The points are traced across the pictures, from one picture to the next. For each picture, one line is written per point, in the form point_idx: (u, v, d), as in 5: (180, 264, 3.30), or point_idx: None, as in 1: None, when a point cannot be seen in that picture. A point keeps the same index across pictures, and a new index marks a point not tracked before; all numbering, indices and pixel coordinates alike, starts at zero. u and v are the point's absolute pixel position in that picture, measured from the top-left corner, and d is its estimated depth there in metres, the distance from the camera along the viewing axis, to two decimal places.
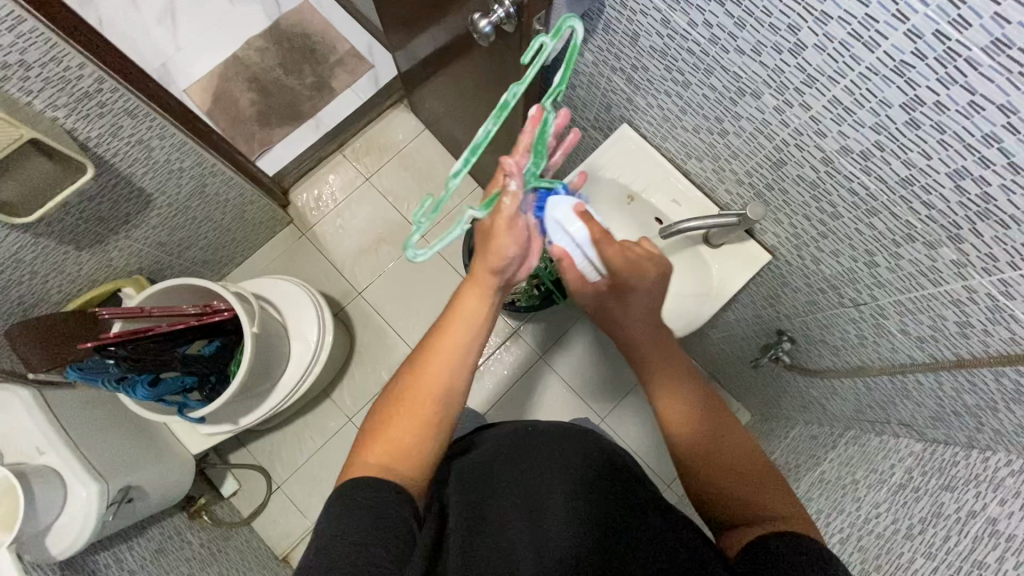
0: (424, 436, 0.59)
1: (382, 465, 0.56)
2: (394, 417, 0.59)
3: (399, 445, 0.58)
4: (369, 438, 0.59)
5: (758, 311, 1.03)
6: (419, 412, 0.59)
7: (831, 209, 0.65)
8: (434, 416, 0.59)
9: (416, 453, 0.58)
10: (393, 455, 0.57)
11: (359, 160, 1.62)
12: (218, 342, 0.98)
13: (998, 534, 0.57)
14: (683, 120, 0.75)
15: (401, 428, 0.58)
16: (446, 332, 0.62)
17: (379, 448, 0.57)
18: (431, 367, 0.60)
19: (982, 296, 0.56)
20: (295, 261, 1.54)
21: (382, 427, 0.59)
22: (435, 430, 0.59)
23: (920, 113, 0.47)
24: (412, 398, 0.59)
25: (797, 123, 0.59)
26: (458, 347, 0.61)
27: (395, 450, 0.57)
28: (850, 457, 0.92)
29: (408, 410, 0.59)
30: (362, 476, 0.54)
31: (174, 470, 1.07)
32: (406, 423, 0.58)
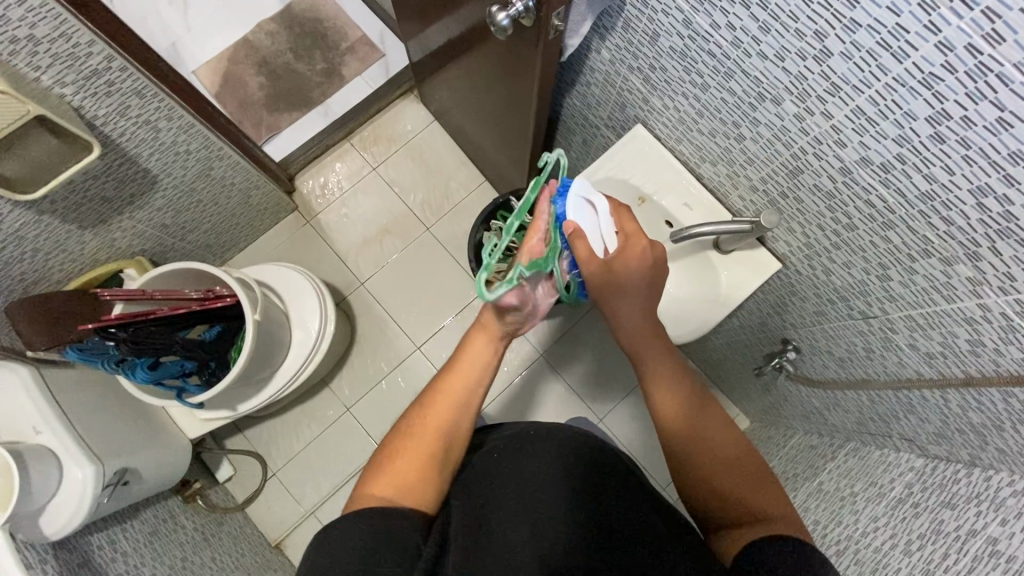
0: (432, 466, 0.59)
1: (389, 495, 0.56)
2: (401, 450, 0.60)
3: (407, 476, 0.58)
4: (375, 476, 0.59)
5: (764, 319, 1.02)
6: (427, 443, 0.60)
7: (846, 220, 0.64)
8: (441, 445, 0.61)
9: (422, 489, 0.58)
10: (399, 485, 0.57)
11: (367, 149, 1.61)
12: (219, 328, 0.97)
13: (998, 554, 0.57)
14: (699, 123, 0.74)
15: (409, 460, 0.59)
16: (452, 378, 0.65)
17: (387, 481, 0.58)
18: (438, 409, 0.63)
19: (996, 314, 0.56)
20: (298, 248, 1.54)
21: (389, 461, 0.60)
22: (442, 461, 0.60)
23: (946, 127, 0.46)
24: (421, 437, 0.61)
25: (817, 132, 0.58)
26: (464, 390, 0.64)
27: (403, 480, 0.58)
28: (849, 469, 0.92)
29: (417, 447, 0.60)
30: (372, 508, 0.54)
31: (173, 455, 1.07)
32: (414, 459, 0.59)
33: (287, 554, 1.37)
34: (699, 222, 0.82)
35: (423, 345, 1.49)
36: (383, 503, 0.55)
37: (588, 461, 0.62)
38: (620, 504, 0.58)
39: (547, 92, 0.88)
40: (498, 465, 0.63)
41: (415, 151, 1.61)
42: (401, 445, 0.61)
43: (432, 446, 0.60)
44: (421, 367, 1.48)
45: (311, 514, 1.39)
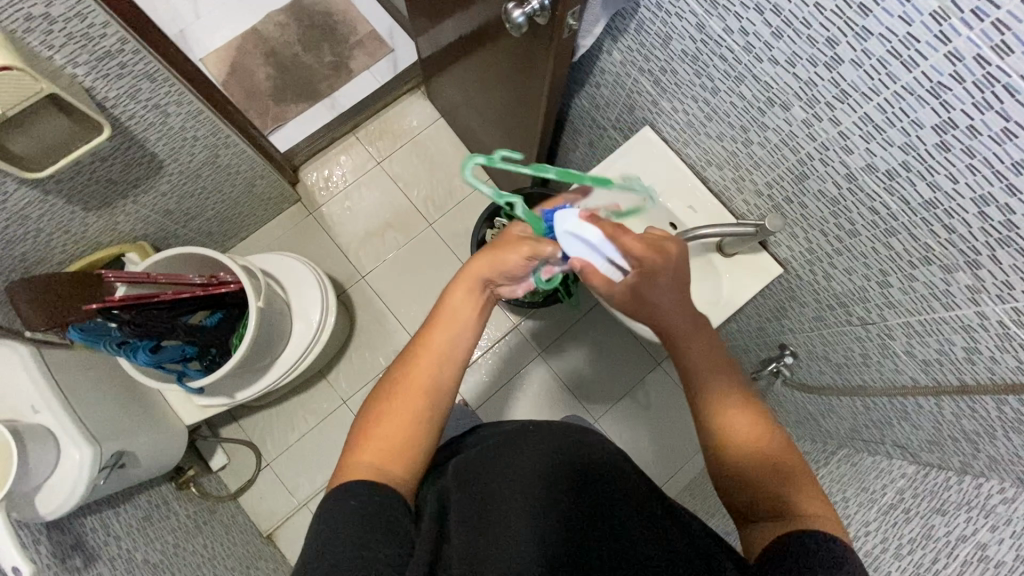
0: (416, 432, 0.60)
1: (375, 462, 0.57)
2: (386, 416, 0.60)
3: (391, 441, 0.58)
4: (359, 440, 0.59)
5: (763, 323, 1.03)
6: (412, 407, 0.60)
7: (849, 226, 0.65)
8: (424, 409, 0.61)
9: (407, 451, 0.59)
10: (386, 451, 0.58)
11: (372, 143, 1.61)
12: (220, 315, 0.97)
13: (989, 561, 0.57)
14: (707, 127, 0.75)
15: (394, 425, 0.59)
16: (432, 338, 0.64)
17: (372, 446, 0.58)
18: (419, 370, 0.62)
19: (993, 322, 0.57)
20: (300, 239, 1.54)
21: (374, 425, 0.60)
22: (424, 430, 0.60)
23: (952, 136, 0.48)
24: (404, 397, 0.61)
25: (824, 138, 0.59)
26: (444, 348, 0.64)
27: (388, 444, 0.58)
28: (841, 474, 0.94)
29: (401, 407, 0.60)
30: (358, 478, 0.54)
31: (169, 441, 1.06)
32: (398, 418, 0.60)
33: (278, 544, 1.37)
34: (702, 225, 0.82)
35: None
36: (368, 474, 0.55)
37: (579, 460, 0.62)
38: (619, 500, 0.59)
39: (556, 92, 0.89)
40: (485, 460, 0.63)
41: (420, 147, 1.62)
42: (384, 409, 0.61)
43: (416, 409, 0.60)
44: None
45: (305, 505, 1.39)
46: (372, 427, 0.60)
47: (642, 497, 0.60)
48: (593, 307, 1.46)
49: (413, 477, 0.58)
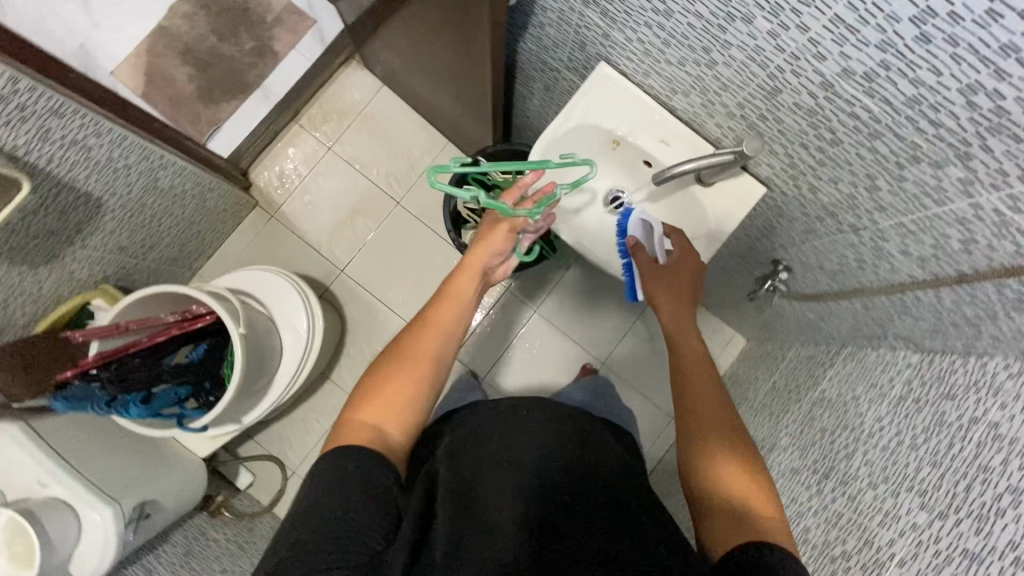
0: (412, 404, 0.68)
1: (378, 418, 0.65)
2: (394, 373, 0.69)
3: (394, 400, 0.67)
4: (367, 395, 0.68)
5: (755, 241, 1.01)
6: (410, 378, 0.69)
7: (830, 135, 0.62)
8: (419, 384, 0.69)
9: (405, 413, 0.67)
10: (388, 409, 0.67)
11: (317, 128, 1.52)
12: (205, 347, 0.94)
13: (1001, 437, 0.66)
14: (665, 54, 0.70)
15: (400, 385, 0.68)
16: (439, 312, 0.74)
17: (374, 411, 0.66)
18: (426, 339, 0.72)
19: (988, 212, 0.55)
20: (268, 246, 1.48)
21: (382, 383, 0.69)
22: (425, 388, 0.70)
23: (932, 26, 0.43)
24: (413, 360, 0.70)
25: (793, 48, 0.55)
26: (447, 323, 0.74)
27: (390, 412, 0.66)
28: (851, 373, 1.00)
29: (410, 369, 0.70)
30: (362, 430, 0.63)
31: (186, 485, 1.05)
32: (405, 379, 0.69)
33: None
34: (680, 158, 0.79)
35: None
36: (373, 439, 0.63)
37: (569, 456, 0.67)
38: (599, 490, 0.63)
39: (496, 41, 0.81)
40: (486, 460, 0.65)
41: (370, 123, 1.52)
42: (385, 380, 0.69)
43: (422, 372, 0.70)
44: None
45: None
46: (374, 393, 0.68)
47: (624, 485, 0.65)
48: (581, 254, 1.43)
49: (408, 434, 0.67)
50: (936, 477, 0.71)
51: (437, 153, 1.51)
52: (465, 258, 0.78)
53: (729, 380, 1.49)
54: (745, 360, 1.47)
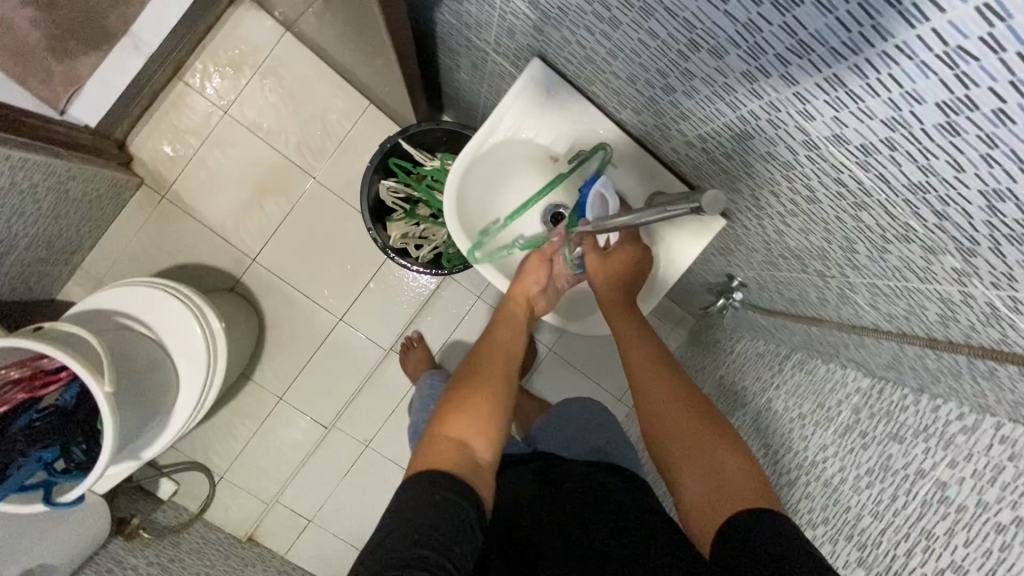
0: (498, 424, 0.64)
1: (463, 435, 0.60)
2: (469, 393, 0.66)
3: (477, 416, 0.63)
4: (446, 415, 0.63)
5: (709, 251, 0.92)
6: (491, 396, 0.66)
7: (807, 192, 0.50)
8: (498, 403, 0.66)
9: (490, 430, 0.63)
10: (472, 425, 0.62)
11: (207, 86, 1.25)
12: (77, 389, 0.79)
13: (947, 502, 0.62)
14: (613, 66, 0.55)
15: (478, 403, 0.65)
16: (495, 343, 0.74)
17: (463, 427, 0.61)
18: (491, 363, 0.71)
19: (980, 302, 0.46)
20: (164, 234, 1.27)
21: (460, 402, 0.64)
22: (501, 405, 0.66)
23: (965, 118, 0.31)
24: (485, 379, 0.68)
25: (773, 97, 0.41)
26: (504, 351, 0.74)
27: (476, 429, 0.62)
28: (797, 385, 0.96)
29: (484, 386, 0.67)
30: (449, 447, 0.58)
31: (77, 535, 0.96)
32: (482, 396, 0.66)
33: (264, 543, 1.35)
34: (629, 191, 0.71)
35: (345, 315, 1.34)
36: (462, 456, 0.58)
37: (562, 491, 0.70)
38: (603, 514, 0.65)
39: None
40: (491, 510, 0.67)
41: (274, 79, 1.26)
42: (468, 400, 0.65)
43: (496, 390, 0.67)
44: (349, 339, 1.35)
45: (277, 502, 1.35)
46: (456, 411, 0.63)
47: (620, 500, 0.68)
48: None
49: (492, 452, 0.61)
50: (877, 531, 0.69)
51: (358, 119, 1.30)
52: (512, 286, 0.79)
53: (676, 362, 1.48)
54: (693, 343, 1.45)
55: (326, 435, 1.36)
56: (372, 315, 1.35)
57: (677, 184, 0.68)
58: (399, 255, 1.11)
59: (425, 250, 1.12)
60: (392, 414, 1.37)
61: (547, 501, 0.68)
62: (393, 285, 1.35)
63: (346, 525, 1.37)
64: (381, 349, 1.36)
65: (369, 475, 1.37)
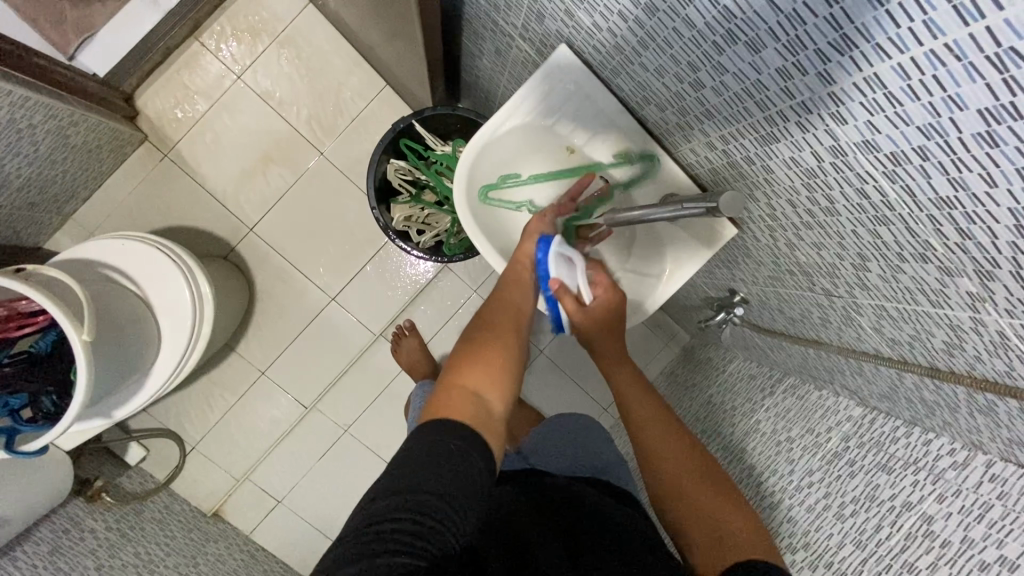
0: (512, 378, 0.59)
1: (473, 387, 0.55)
2: (480, 349, 0.60)
3: (489, 369, 0.58)
4: (455, 367, 0.58)
5: (714, 264, 0.91)
6: (505, 353, 0.61)
7: (826, 203, 0.49)
8: (512, 359, 0.61)
9: (502, 382, 0.58)
10: (484, 377, 0.57)
11: (222, 48, 1.23)
12: (53, 336, 0.76)
13: (933, 535, 0.61)
14: (642, 56, 0.54)
15: (489, 357, 0.59)
16: (506, 297, 0.69)
17: (476, 379, 0.56)
18: (501, 319, 0.66)
19: (990, 330, 0.45)
20: (163, 193, 1.24)
21: (470, 357, 0.59)
22: (513, 358, 0.61)
23: (1006, 128, 0.30)
24: (495, 334, 0.63)
25: (806, 97, 0.41)
26: (516, 305, 0.68)
27: (491, 381, 0.57)
28: (788, 409, 0.95)
29: (495, 342, 0.62)
30: (459, 402, 0.53)
31: (33, 489, 0.92)
32: (494, 352, 0.60)
33: (229, 519, 1.31)
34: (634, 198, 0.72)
35: (338, 295, 1.32)
36: (474, 408, 0.53)
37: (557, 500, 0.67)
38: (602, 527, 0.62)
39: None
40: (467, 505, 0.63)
41: (291, 49, 1.25)
42: (478, 353, 0.60)
43: (507, 345, 0.62)
44: (340, 319, 1.32)
45: (247, 478, 1.32)
46: (472, 364, 0.58)
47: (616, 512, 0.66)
48: None
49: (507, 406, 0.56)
50: (857, 560, 0.68)
51: (372, 99, 1.28)
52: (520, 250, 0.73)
53: (666, 378, 1.47)
54: (685, 359, 1.44)
55: (305, 416, 1.33)
56: (365, 298, 1.33)
57: (692, 188, 0.66)
58: (400, 238, 1.09)
59: (426, 236, 1.10)
60: (375, 400, 1.34)
61: (543, 505, 0.66)
62: (390, 270, 1.33)
63: (316, 510, 1.34)
64: (370, 334, 1.33)
65: (345, 460, 1.34)
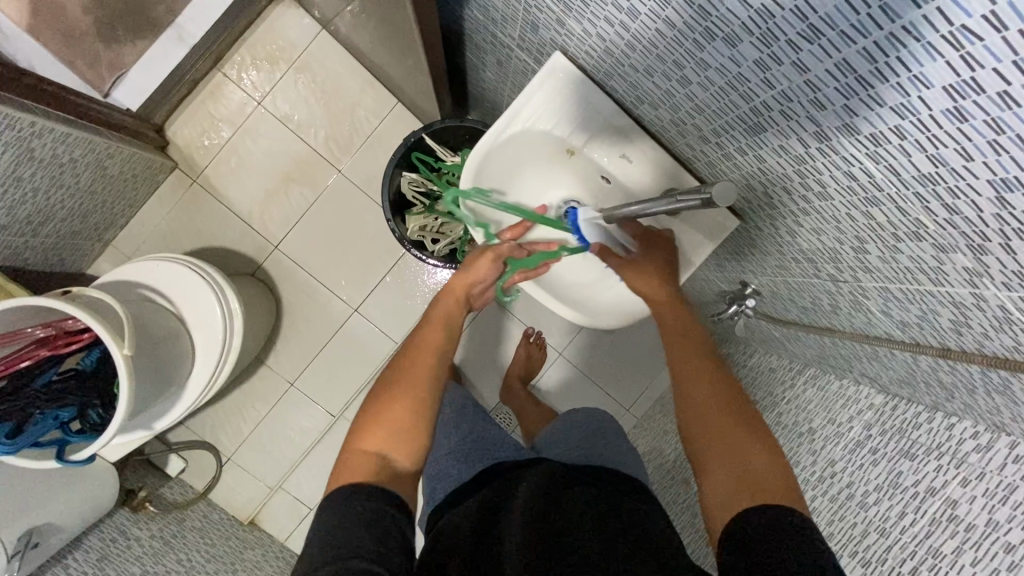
0: (416, 423, 0.63)
1: (377, 450, 0.60)
2: (388, 401, 0.63)
3: (396, 426, 0.62)
4: (365, 426, 0.62)
5: (724, 256, 0.92)
6: (414, 402, 0.64)
7: (818, 187, 0.50)
8: (421, 409, 0.64)
9: (407, 438, 0.62)
10: (387, 438, 0.61)
11: (243, 78, 1.30)
12: (99, 351, 0.83)
13: (957, 520, 0.59)
14: (630, 58, 0.57)
15: (396, 411, 0.63)
16: (428, 335, 0.71)
17: (379, 443, 0.61)
18: (418, 361, 0.68)
19: (991, 305, 0.44)
20: (193, 217, 1.32)
21: (378, 415, 0.62)
22: (426, 410, 0.64)
23: (972, 103, 0.31)
24: (407, 381, 0.65)
25: (785, 86, 0.42)
26: (436, 344, 0.70)
27: (396, 440, 0.61)
28: (809, 401, 0.93)
29: (405, 392, 0.64)
30: (362, 472, 0.58)
31: (82, 500, 0.99)
32: (402, 405, 0.63)
33: (264, 527, 1.36)
34: (637, 194, 0.74)
35: (360, 306, 1.36)
36: (375, 471, 0.59)
37: (557, 489, 0.66)
38: (588, 519, 0.59)
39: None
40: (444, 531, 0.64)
41: (308, 74, 1.31)
42: (385, 409, 0.63)
43: (420, 394, 0.65)
44: (362, 330, 1.37)
45: (280, 487, 1.36)
46: (376, 420, 0.62)
47: (601, 501, 0.64)
48: None
49: (412, 462, 0.61)
50: (882, 549, 0.67)
51: (386, 116, 1.33)
52: (453, 280, 0.77)
53: None
54: None
55: (333, 424, 1.37)
56: (385, 308, 1.37)
57: (692, 182, 0.69)
58: (416, 247, 1.13)
59: (441, 245, 1.14)
60: None
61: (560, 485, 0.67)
62: (409, 280, 1.37)
63: None
64: (393, 342, 1.37)
65: None
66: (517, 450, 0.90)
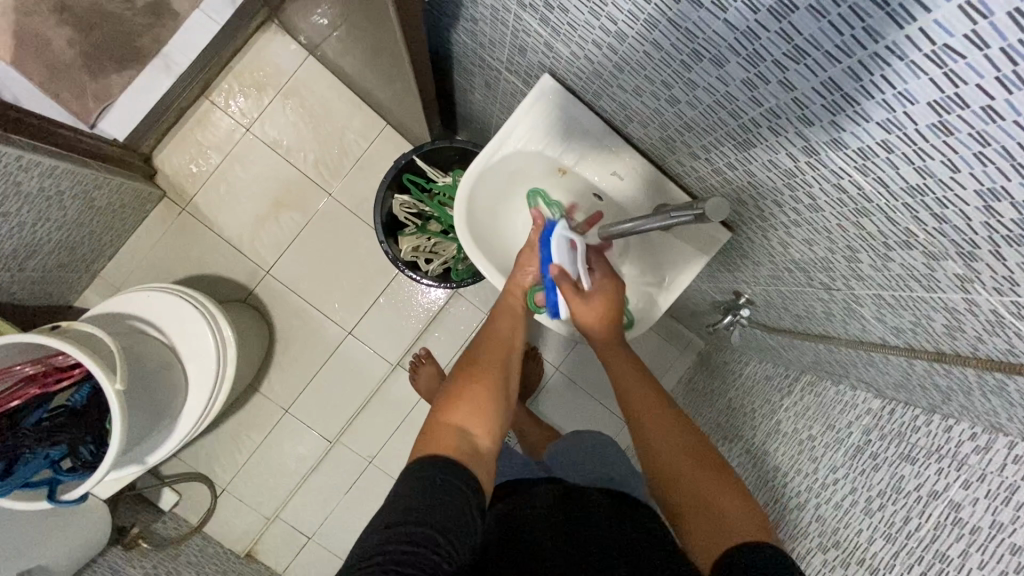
0: (498, 410, 0.63)
1: (461, 424, 0.59)
2: (468, 383, 0.64)
3: (477, 405, 0.62)
4: (445, 404, 0.62)
5: (716, 267, 0.93)
6: (492, 387, 0.65)
7: (809, 200, 0.51)
8: (499, 394, 0.65)
9: (490, 417, 0.62)
10: (470, 414, 0.61)
11: (231, 104, 1.31)
12: (89, 387, 0.82)
13: (961, 523, 0.59)
14: (619, 78, 0.58)
15: (477, 392, 0.63)
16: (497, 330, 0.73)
17: (463, 416, 0.60)
18: (490, 351, 0.70)
19: (983, 309, 0.45)
20: (182, 245, 1.31)
21: (459, 394, 0.63)
22: (504, 396, 0.65)
23: (957, 117, 0.32)
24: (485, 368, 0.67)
25: (773, 104, 0.43)
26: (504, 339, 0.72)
27: (478, 417, 0.61)
28: (807, 407, 0.94)
29: (484, 376, 0.66)
30: (443, 441, 0.57)
31: (74, 541, 0.95)
32: (482, 386, 0.64)
33: (261, 559, 1.33)
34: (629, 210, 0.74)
35: (354, 329, 1.35)
36: (462, 445, 0.57)
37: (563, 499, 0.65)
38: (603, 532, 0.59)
39: (410, 21, 0.67)
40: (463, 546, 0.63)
41: (295, 99, 1.31)
42: (466, 390, 0.63)
43: (497, 379, 0.66)
44: (357, 352, 1.36)
45: (277, 517, 1.33)
46: (457, 398, 0.62)
47: (623, 517, 0.63)
48: None
49: (493, 441, 0.60)
50: (888, 555, 0.67)
51: (375, 139, 1.34)
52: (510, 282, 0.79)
53: (685, 385, 1.46)
54: (701, 366, 1.44)
55: (330, 450, 1.35)
56: (380, 329, 1.36)
57: (683, 198, 0.70)
58: (409, 268, 1.12)
59: (434, 265, 1.14)
60: (397, 429, 1.36)
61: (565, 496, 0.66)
62: (403, 300, 1.37)
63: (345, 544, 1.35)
64: (388, 363, 1.36)
65: (372, 491, 1.36)
66: (520, 470, 0.89)
